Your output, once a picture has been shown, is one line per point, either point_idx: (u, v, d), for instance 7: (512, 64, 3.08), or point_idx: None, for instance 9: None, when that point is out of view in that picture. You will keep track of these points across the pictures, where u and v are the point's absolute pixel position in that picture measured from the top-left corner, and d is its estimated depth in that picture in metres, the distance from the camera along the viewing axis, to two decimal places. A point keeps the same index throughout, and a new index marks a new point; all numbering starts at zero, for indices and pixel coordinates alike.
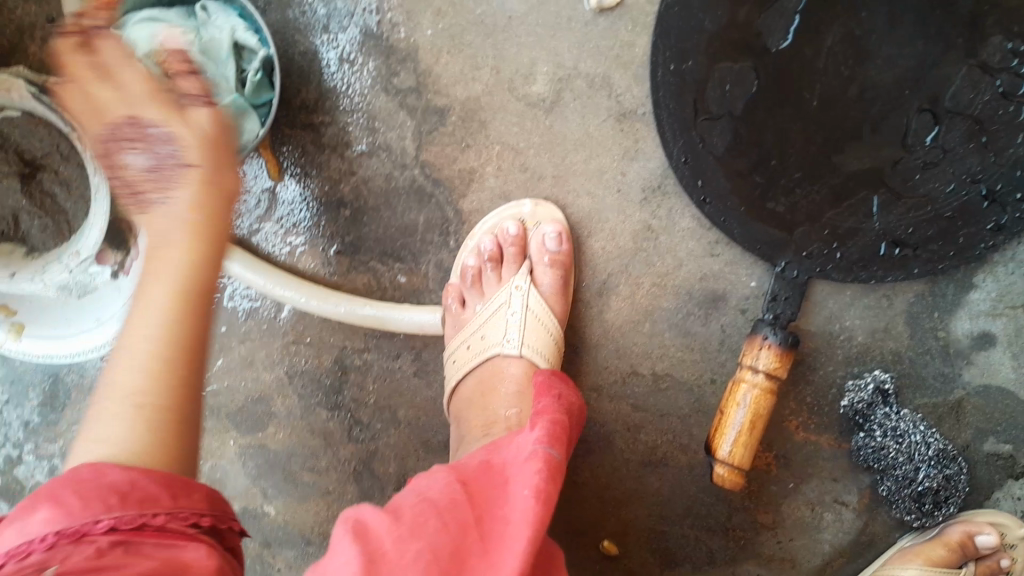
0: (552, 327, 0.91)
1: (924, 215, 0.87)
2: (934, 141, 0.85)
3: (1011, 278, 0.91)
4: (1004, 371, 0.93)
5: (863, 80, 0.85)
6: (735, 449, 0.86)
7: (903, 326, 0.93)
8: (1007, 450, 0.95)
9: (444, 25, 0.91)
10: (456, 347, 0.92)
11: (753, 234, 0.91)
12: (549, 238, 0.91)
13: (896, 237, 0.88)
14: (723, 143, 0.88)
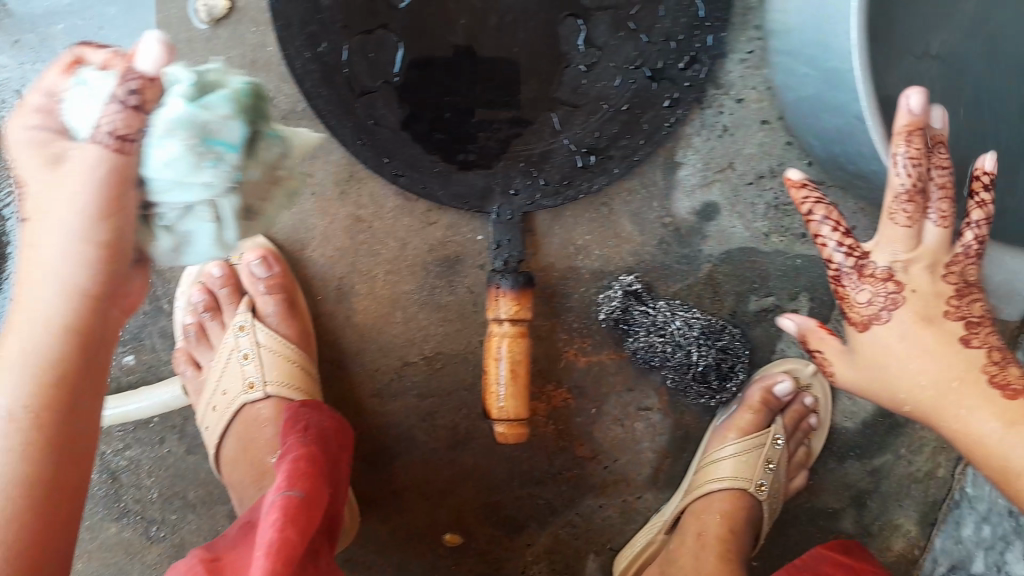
0: (292, 352, 0.86)
1: (603, 116, 0.87)
2: (587, 42, 0.85)
3: (709, 145, 0.93)
4: (738, 232, 0.96)
5: (498, 8, 0.84)
6: (506, 404, 0.89)
7: (630, 224, 0.95)
8: (772, 303, 0.98)
9: None
10: (204, 412, 0.86)
11: (458, 191, 0.87)
12: (254, 266, 0.85)
13: (587, 147, 0.87)
14: (392, 115, 0.85)
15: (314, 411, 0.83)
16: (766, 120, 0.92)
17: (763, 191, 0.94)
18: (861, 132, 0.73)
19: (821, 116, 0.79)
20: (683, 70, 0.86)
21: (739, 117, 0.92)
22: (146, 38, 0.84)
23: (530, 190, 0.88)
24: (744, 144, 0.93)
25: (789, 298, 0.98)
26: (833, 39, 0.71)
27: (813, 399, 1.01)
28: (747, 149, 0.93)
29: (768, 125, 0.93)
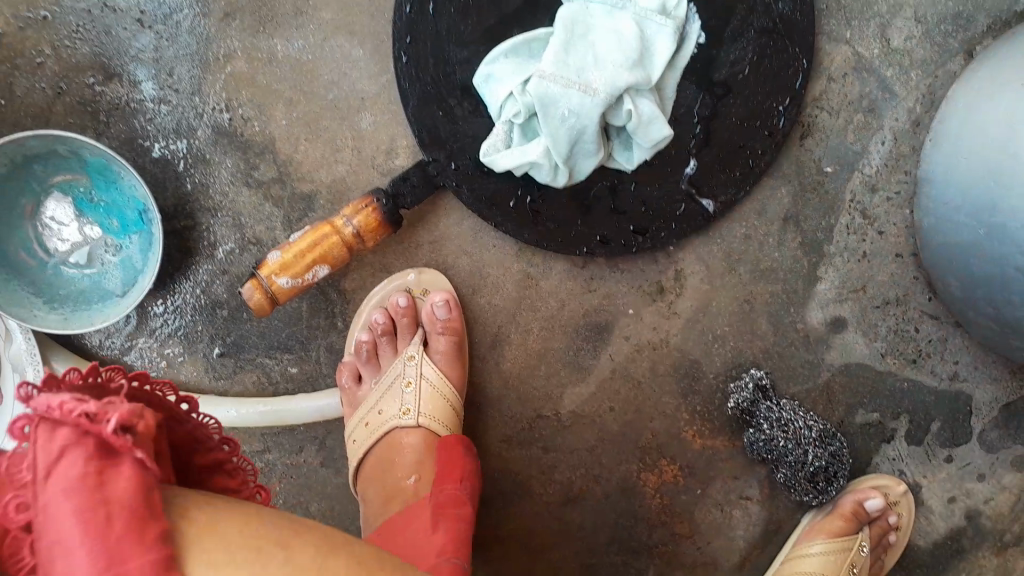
0: (450, 393, 0.92)
1: (604, 206, 0.95)
2: (707, 106, 0.94)
3: (848, 266, 1.02)
4: (860, 348, 1.05)
5: (707, 123, 0.95)
6: (283, 286, 0.83)
7: (767, 324, 1.03)
8: (876, 418, 1.07)
9: (298, 113, 0.90)
10: (355, 426, 0.91)
11: (426, 116, 0.90)
12: (437, 306, 0.92)
13: (567, 209, 0.94)
14: (458, 27, 0.88)
15: (447, 448, 0.85)
16: (900, 254, 1.03)
17: (887, 316, 1.04)
18: (1015, 280, 0.84)
19: (969, 262, 0.90)
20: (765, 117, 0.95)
21: (877, 246, 1.03)
22: (382, 83, 0.91)
23: (490, 191, 0.92)
24: (880, 271, 1.03)
25: (892, 417, 1.07)
26: (1003, 198, 0.83)
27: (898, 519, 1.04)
28: (881, 276, 1.03)
29: (901, 258, 1.03)
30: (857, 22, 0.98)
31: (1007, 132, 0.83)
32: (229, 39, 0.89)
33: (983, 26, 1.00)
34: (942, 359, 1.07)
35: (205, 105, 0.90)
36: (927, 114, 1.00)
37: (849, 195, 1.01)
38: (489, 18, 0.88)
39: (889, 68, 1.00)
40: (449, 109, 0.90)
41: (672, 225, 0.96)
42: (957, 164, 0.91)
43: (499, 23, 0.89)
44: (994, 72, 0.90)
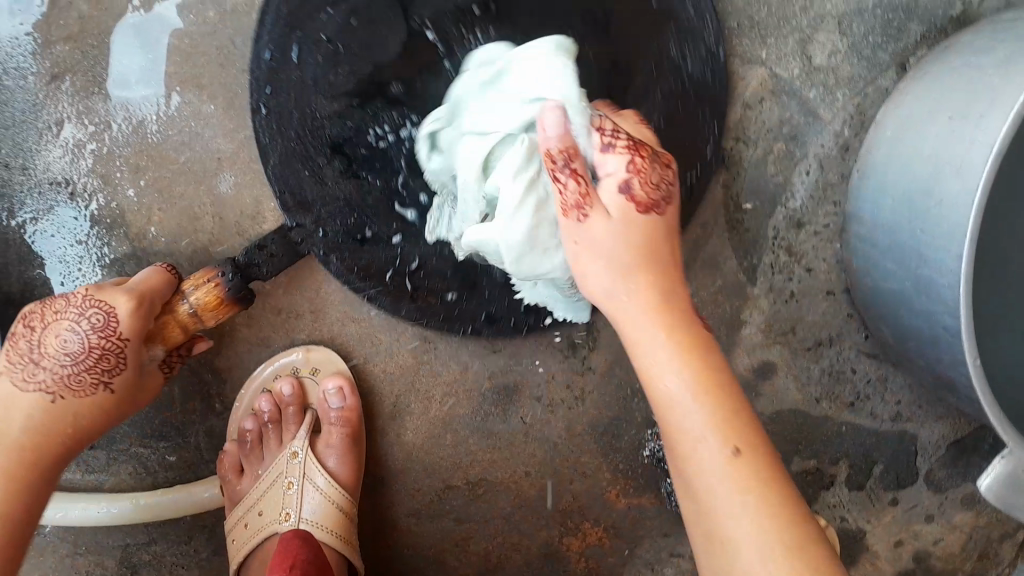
0: (341, 497, 0.86)
1: (489, 287, 0.85)
2: None
3: (775, 307, 0.95)
4: (792, 394, 0.98)
5: None
6: None
7: None
8: (813, 465, 1.00)
9: (147, 181, 0.81)
10: (232, 525, 0.85)
11: (288, 174, 0.79)
12: (330, 396, 0.85)
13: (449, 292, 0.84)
14: (326, 81, 0.76)
15: (303, 546, 0.79)
16: (831, 291, 0.95)
17: (819, 358, 0.97)
18: (944, 340, 0.75)
19: (901, 311, 0.82)
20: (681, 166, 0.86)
21: (806, 285, 0.95)
22: (240, 141, 0.81)
23: (366, 270, 0.82)
24: (810, 311, 0.96)
25: (831, 463, 1.00)
26: (931, 250, 0.74)
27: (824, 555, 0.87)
28: (812, 316, 0.96)
29: (832, 295, 0.96)
30: (773, 39, 0.89)
31: (935, 173, 0.74)
32: (61, 105, 0.79)
33: (917, 35, 0.90)
34: (882, 399, 0.99)
35: (42, 177, 0.80)
36: (855, 137, 0.92)
37: (771, 232, 0.93)
38: (364, 66, 0.76)
39: (811, 89, 0.90)
40: (316, 168, 0.79)
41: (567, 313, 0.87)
42: (883, 204, 0.82)
43: (370, 68, 0.77)
44: (925, 100, 0.81)
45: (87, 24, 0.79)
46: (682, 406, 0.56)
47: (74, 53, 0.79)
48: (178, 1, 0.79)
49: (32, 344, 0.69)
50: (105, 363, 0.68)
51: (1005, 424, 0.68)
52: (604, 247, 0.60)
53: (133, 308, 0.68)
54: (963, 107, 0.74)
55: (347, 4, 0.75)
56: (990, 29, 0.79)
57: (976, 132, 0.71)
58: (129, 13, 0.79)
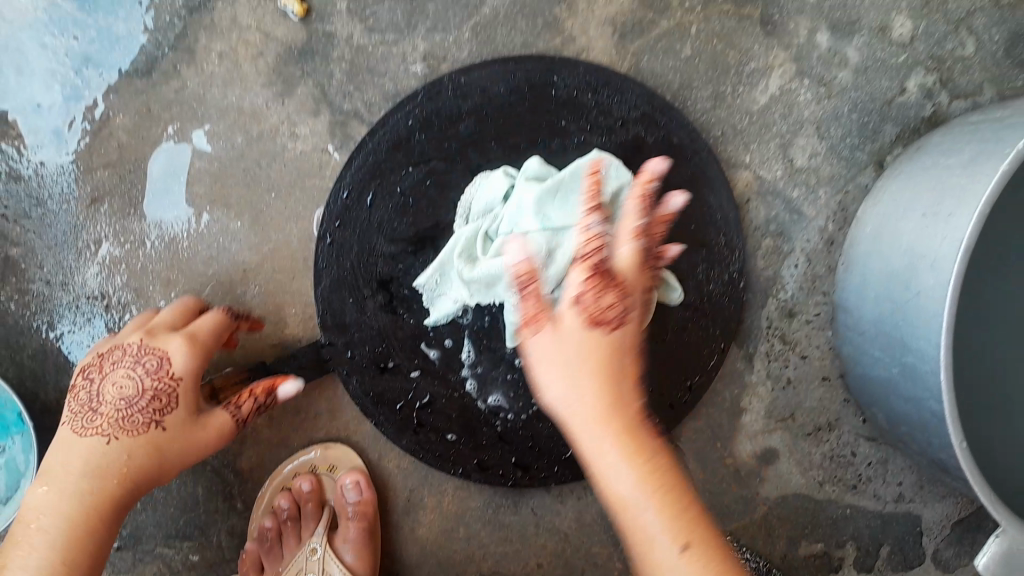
0: None
1: (487, 434, 0.88)
2: None
3: (773, 394, 0.99)
4: (795, 479, 1.00)
5: None
6: None
7: (694, 463, 0.99)
8: (820, 549, 1.02)
9: (178, 293, 0.87)
10: None
11: (335, 298, 0.85)
12: (347, 489, 0.88)
13: (449, 433, 0.87)
14: (380, 205, 0.85)
15: None
16: (827, 377, 0.99)
17: (819, 443, 1.00)
18: (934, 425, 0.78)
19: (891, 397, 0.85)
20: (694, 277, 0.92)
21: (802, 371, 0.99)
22: (263, 253, 0.88)
23: (377, 394, 0.86)
24: (807, 397, 0.99)
25: (838, 547, 1.02)
26: (913, 340, 0.78)
27: None
28: (810, 402, 0.99)
29: (828, 381, 0.99)
30: (756, 144, 0.96)
31: (911, 269, 0.79)
32: (98, 225, 0.86)
33: (891, 135, 0.96)
34: (884, 481, 1.02)
35: (79, 292, 0.86)
36: (840, 231, 0.97)
37: (765, 322, 0.98)
38: (390, 189, 0.86)
39: (795, 188, 0.96)
40: (360, 298, 0.86)
41: (557, 468, 0.88)
42: (866, 293, 0.87)
43: (413, 202, 0.85)
44: (901, 197, 0.86)
45: (125, 152, 0.86)
46: (660, 546, 0.60)
47: (112, 178, 0.86)
48: (208, 129, 0.87)
49: (91, 394, 0.74)
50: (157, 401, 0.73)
51: (996, 504, 0.71)
52: (568, 359, 0.64)
53: (181, 358, 0.74)
54: (935, 205, 0.80)
55: (393, 136, 0.86)
56: (962, 130, 0.85)
57: (946, 228, 0.76)
58: (163, 141, 0.87)
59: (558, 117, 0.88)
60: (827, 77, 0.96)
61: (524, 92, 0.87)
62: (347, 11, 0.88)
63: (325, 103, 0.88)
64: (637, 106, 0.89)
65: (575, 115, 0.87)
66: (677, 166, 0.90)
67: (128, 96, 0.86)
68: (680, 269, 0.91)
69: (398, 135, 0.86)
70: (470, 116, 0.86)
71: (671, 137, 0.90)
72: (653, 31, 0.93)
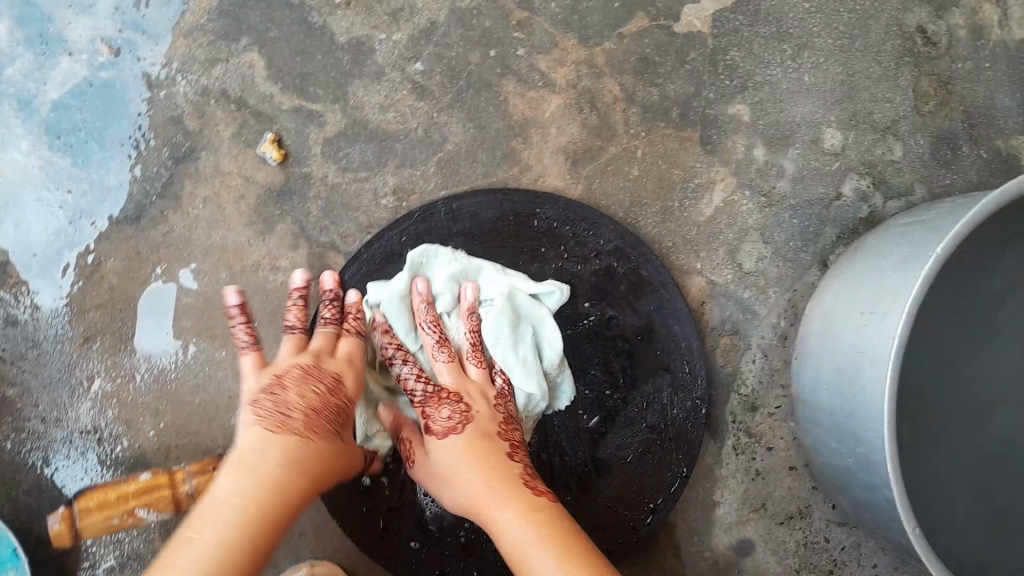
0: None
1: (450, 543, 0.92)
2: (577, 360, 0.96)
3: (743, 486, 1.03)
4: (772, 567, 1.03)
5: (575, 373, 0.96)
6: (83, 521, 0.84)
7: (672, 557, 1.02)
8: None
9: (167, 423, 0.91)
10: None
11: None
12: None
13: (413, 540, 0.92)
14: None
15: None
16: (794, 466, 1.03)
17: (793, 531, 1.03)
18: (888, 509, 0.83)
19: (849, 484, 0.90)
20: (654, 376, 0.96)
21: (769, 462, 1.03)
22: None
23: (351, 507, 0.93)
24: (776, 486, 1.03)
25: None
26: (863, 430, 0.83)
27: None
28: (780, 491, 1.03)
29: (796, 470, 1.03)
30: (705, 252, 1.03)
31: (856, 361, 0.85)
32: (91, 363, 0.91)
33: (831, 237, 1.04)
34: (859, 564, 1.04)
35: (74, 428, 0.90)
36: (792, 327, 1.03)
37: (729, 417, 1.03)
38: None
39: (745, 290, 1.03)
40: None
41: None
42: (820, 387, 0.92)
43: None
44: (846, 296, 0.92)
45: (116, 292, 0.92)
46: (536, 561, 0.68)
47: (104, 317, 0.92)
48: (194, 267, 0.93)
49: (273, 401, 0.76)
50: (308, 408, 0.76)
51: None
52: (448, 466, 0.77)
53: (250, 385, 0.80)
54: (876, 303, 0.86)
55: (384, 251, 0.94)
56: (892, 239, 0.91)
57: (885, 325, 0.82)
58: (152, 281, 0.93)
59: (539, 245, 0.96)
60: (766, 187, 1.04)
61: (509, 220, 0.96)
62: (321, 154, 0.96)
63: (302, 238, 0.95)
64: (612, 240, 0.97)
65: (554, 244, 0.96)
66: (646, 297, 0.97)
67: (119, 242, 0.93)
68: (645, 383, 0.96)
69: (391, 249, 0.94)
70: (457, 244, 0.95)
71: (642, 268, 0.97)
72: (603, 156, 1.02)
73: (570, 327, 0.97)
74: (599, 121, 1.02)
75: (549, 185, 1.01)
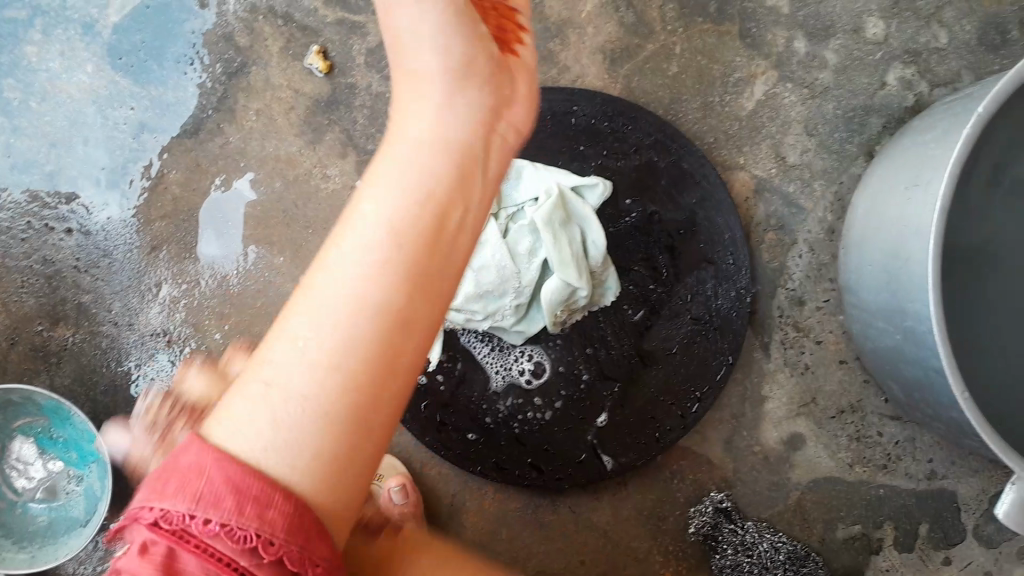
0: None
1: (505, 434, 0.96)
2: (620, 256, 0.98)
3: (793, 380, 1.03)
4: (824, 462, 1.03)
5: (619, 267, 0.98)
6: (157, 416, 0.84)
7: (723, 452, 1.03)
8: (858, 530, 1.04)
9: (231, 325, 0.96)
10: None
11: None
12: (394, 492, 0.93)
13: (470, 432, 0.96)
14: None
15: None
16: (844, 359, 1.03)
17: (844, 425, 1.03)
18: (937, 382, 0.82)
19: (897, 367, 0.90)
20: (697, 267, 0.97)
21: (819, 356, 1.03)
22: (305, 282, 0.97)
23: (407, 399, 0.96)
24: (826, 380, 1.03)
25: (875, 526, 1.04)
26: (907, 304, 0.83)
27: None
28: (830, 385, 1.03)
29: (846, 364, 1.03)
30: (748, 148, 1.03)
31: (899, 236, 0.85)
32: (159, 270, 0.96)
33: (877, 127, 1.02)
34: (914, 459, 1.04)
35: (145, 331, 0.96)
36: (839, 220, 1.02)
37: (777, 312, 1.03)
38: None
39: (791, 184, 1.03)
40: None
41: (571, 470, 0.96)
42: (864, 272, 0.92)
43: None
44: (886, 180, 0.91)
45: (179, 203, 0.97)
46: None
47: (168, 227, 0.97)
48: (250, 176, 0.98)
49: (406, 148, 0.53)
50: None
51: (1007, 451, 0.74)
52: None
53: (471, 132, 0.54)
54: (914, 179, 0.85)
55: None
56: (927, 120, 0.91)
57: (924, 195, 0.81)
58: (211, 192, 0.97)
59: (577, 143, 0.98)
60: (808, 81, 1.03)
61: (547, 120, 0.98)
62: (365, 63, 0.97)
63: (351, 146, 0.98)
64: (651, 133, 0.97)
65: (592, 142, 0.98)
66: (686, 190, 0.97)
67: (179, 155, 0.98)
68: (688, 275, 0.97)
69: None
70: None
71: (681, 162, 0.97)
72: (641, 54, 1.02)
73: (612, 226, 0.98)
74: (636, 20, 1.03)
75: (588, 85, 1.03)
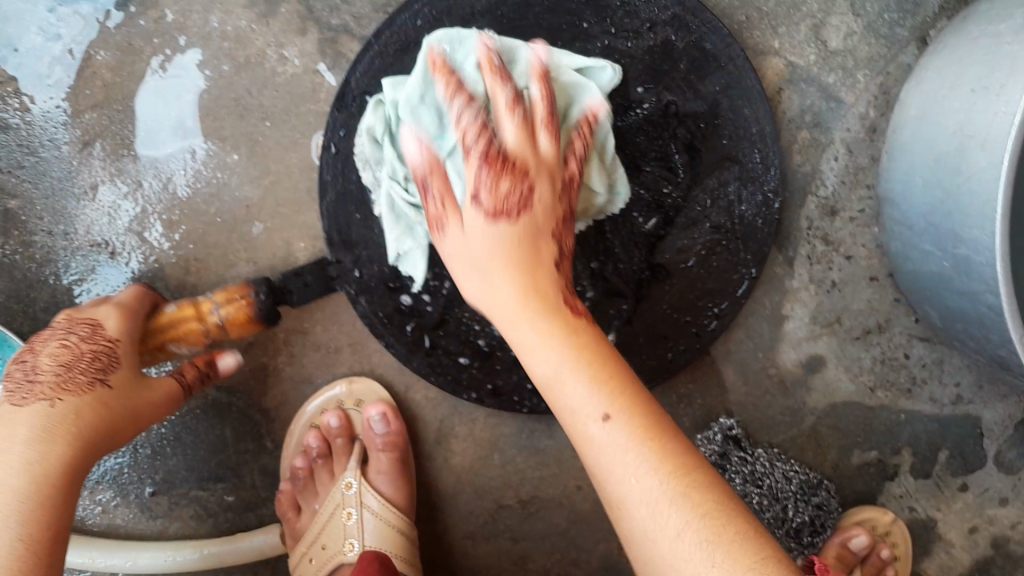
0: (402, 522, 0.87)
1: (502, 358, 0.84)
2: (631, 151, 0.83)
3: (818, 298, 0.92)
4: (844, 385, 0.95)
5: (632, 164, 0.83)
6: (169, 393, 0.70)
7: (735, 375, 0.94)
8: (875, 456, 0.97)
9: (182, 235, 0.83)
10: (297, 562, 0.86)
11: (339, 211, 0.80)
12: (375, 422, 0.86)
13: (461, 356, 0.83)
14: None
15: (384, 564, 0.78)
16: (875, 276, 0.92)
17: (869, 346, 0.94)
18: (989, 318, 0.72)
19: (943, 294, 0.79)
20: (720, 167, 0.84)
21: (848, 273, 0.92)
22: (265, 186, 0.83)
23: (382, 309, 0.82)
24: (854, 299, 0.93)
25: (892, 453, 0.97)
26: (965, 228, 0.71)
27: (893, 550, 0.95)
28: (857, 304, 0.93)
29: (876, 281, 0.93)
30: (785, 28, 0.87)
31: (959, 146, 0.71)
32: (93, 170, 0.83)
33: (935, 7, 0.87)
34: (940, 383, 0.95)
35: (82, 240, 0.83)
36: (883, 117, 0.89)
37: (806, 222, 0.91)
38: None
39: (830, 74, 0.88)
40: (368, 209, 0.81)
41: None
42: (913, 185, 0.79)
43: None
44: (947, 73, 0.76)
45: (111, 91, 0.82)
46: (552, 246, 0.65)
47: (101, 119, 0.82)
48: (195, 60, 0.82)
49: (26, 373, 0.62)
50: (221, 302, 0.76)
51: None
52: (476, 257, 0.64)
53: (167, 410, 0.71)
54: (985, 76, 0.70)
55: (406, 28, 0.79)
56: None
57: (1000, 102, 0.67)
58: (149, 76, 0.82)
59: (580, 17, 0.81)
60: None
61: None
62: None
63: (312, 21, 0.82)
64: (668, 6, 0.82)
65: (598, 16, 0.81)
66: (706, 77, 0.83)
67: (105, 29, 0.81)
68: (709, 179, 0.84)
69: (403, 36, 0.79)
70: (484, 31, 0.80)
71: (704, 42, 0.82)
72: None
73: (621, 117, 0.82)
74: None
75: None
